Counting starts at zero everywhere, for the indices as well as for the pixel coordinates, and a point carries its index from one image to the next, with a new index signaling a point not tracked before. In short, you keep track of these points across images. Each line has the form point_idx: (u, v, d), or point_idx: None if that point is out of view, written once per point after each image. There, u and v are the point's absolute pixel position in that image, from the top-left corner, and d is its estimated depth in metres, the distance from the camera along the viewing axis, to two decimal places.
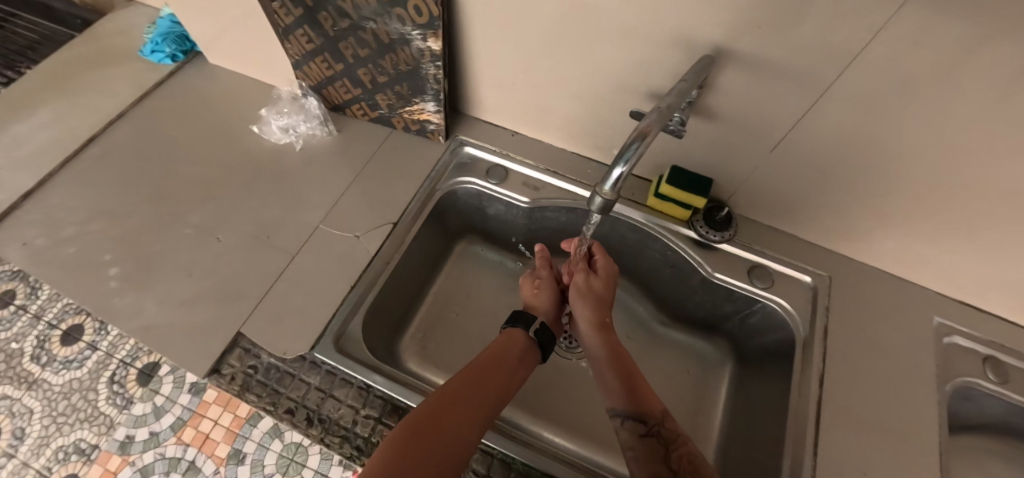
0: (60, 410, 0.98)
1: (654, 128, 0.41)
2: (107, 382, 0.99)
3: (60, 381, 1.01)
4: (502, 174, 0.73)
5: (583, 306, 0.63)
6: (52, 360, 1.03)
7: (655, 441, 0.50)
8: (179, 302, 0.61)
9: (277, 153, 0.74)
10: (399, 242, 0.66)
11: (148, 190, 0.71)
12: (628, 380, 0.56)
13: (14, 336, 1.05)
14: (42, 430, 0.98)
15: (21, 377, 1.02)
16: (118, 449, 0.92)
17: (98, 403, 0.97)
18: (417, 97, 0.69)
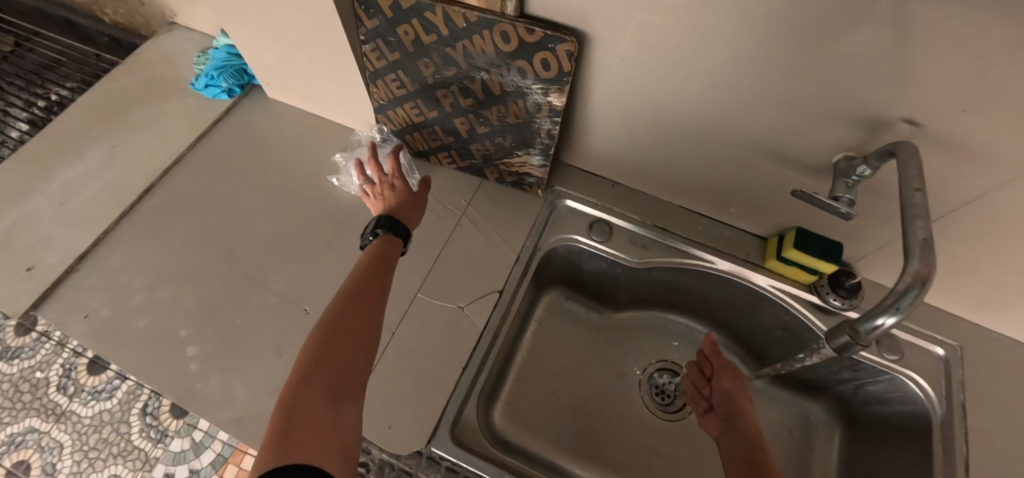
0: (91, 444, 0.87)
1: (921, 281, 0.37)
2: (140, 414, 0.93)
3: (91, 412, 0.89)
4: (606, 231, 0.67)
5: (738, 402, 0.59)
6: (78, 390, 0.93)
7: None
8: (272, 387, 0.55)
9: (359, 207, 0.68)
10: (506, 312, 0.61)
11: (221, 250, 0.64)
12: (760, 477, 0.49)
13: (37, 364, 0.95)
14: (71, 469, 0.86)
15: (48, 409, 0.91)
16: None
17: (131, 437, 0.87)
18: (520, 150, 0.62)
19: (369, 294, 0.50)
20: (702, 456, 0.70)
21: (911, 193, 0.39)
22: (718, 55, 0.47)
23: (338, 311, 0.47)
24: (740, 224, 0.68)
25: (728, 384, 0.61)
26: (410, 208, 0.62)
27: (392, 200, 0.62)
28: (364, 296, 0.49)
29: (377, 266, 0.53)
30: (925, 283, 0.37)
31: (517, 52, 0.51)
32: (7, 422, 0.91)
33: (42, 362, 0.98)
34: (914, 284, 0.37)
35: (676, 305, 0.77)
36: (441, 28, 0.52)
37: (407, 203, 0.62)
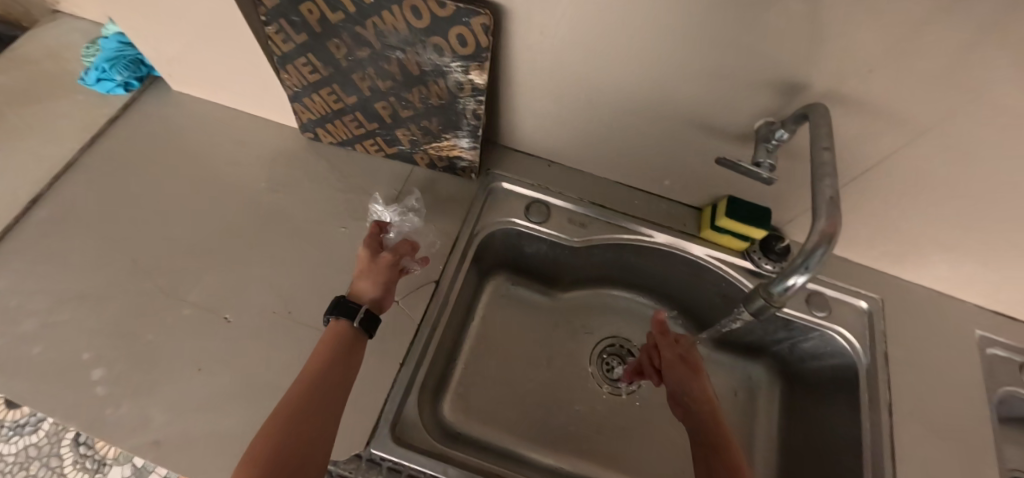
0: None
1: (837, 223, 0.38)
2: (71, 444, 0.90)
3: (14, 450, 0.88)
4: (544, 211, 0.66)
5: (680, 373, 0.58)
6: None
7: None
8: (194, 404, 0.51)
9: (281, 202, 0.63)
10: (444, 302, 0.59)
11: (126, 260, 0.59)
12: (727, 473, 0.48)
13: None
14: None
15: None
16: None
17: (62, 471, 0.88)
18: (448, 133, 0.60)
19: (327, 384, 0.45)
20: (652, 427, 0.72)
21: (817, 150, 0.40)
22: (636, 26, 0.46)
23: (295, 409, 0.42)
24: (676, 196, 0.68)
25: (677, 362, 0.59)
26: (370, 275, 0.53)
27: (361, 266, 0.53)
28: (326, 390, 0.44)
29: (339, 350, 0.48)
30: (830, 238, 0.37)
31: (431, 28, 0.48)
32: None
33: None
34: (823, 241, 0.37)
35: (620, 281, 0.78)
36: (347, 4, 0.48)
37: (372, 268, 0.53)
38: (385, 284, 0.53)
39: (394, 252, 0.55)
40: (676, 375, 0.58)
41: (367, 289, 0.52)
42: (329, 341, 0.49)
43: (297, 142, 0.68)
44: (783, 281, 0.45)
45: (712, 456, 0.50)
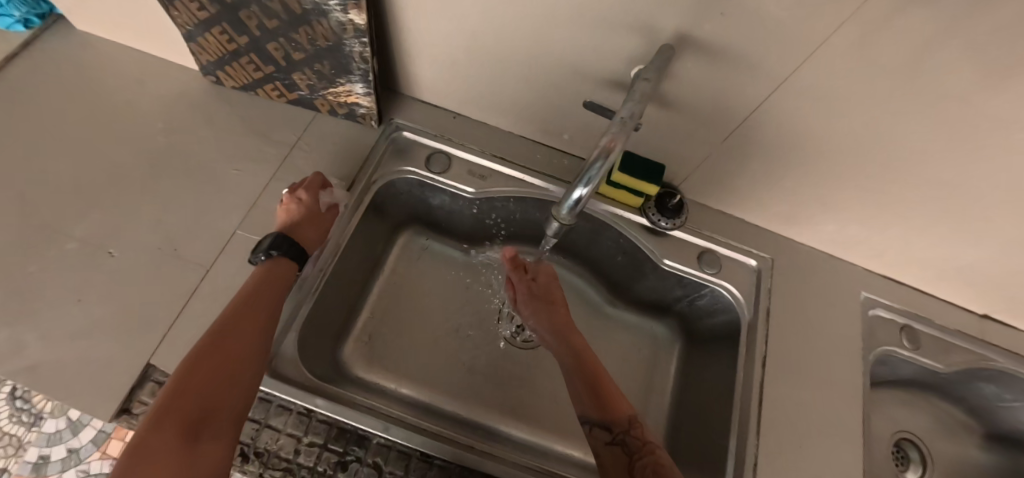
0: None
1: (617, 144, 0.43)
2: None
3: None
4: (445, 162, 0.67)
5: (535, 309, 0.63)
6: None
7: (624, 456, 0.47)
8: (69, 333, 0.51)
9: (178, 144, 0.63)
10: (334, 244, 0.60)
11: (11, 194, 0.58)
12: (598, 391, 0.52)
13: None
14: None
15: None
16: None
17: None
18: (341, 77, 0.60)
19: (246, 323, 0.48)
20: (552, 380, 0.73)
21: (638, 81, 0.44)
22: None
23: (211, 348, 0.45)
24: (578, 152, 0.69)
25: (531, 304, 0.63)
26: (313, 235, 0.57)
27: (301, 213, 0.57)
28: (246, 330, 0.47)
29: (261, 291, 0.51)
30: (609, 154, 0.43)
31: None
32: None
33: None
34: (603, 155, 0.44)
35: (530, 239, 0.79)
36: None
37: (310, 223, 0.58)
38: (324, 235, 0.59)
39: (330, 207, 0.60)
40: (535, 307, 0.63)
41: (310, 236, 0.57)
42: (257, 281, 0.51)
43: (199, 86, 0.68)
44: (569, 197, 0.50)
45: (579, 374, 0.54)
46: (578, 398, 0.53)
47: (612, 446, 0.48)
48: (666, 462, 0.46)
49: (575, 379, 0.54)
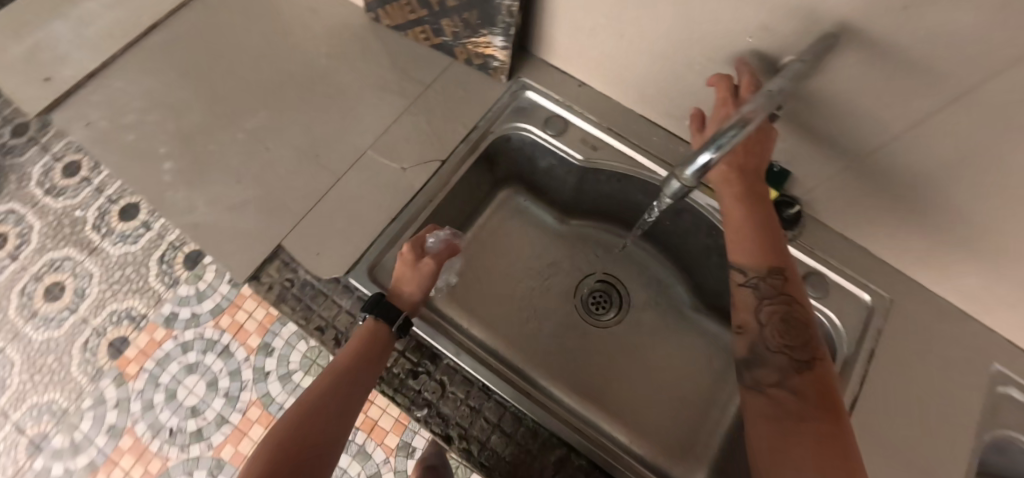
0: (157, 283, 1.45)
1: (758, 116, 0.40)
2: (187, 270, 1.46)
3: (156, 268, 1.47)
4: (561, 126, 0.69)
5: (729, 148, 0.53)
6: (166, 252, 1.49)
7: (755, 297, 0.50)
8: (228, 206, 0.62)
9: (334, 68, 0.72)
10: (446, 179, 0.65)
11: (205, 87, 0.71)
12: (756, 242, 0.51)
13: (152, 236, 1.52)
14: (148, 301, 1.43)
15: (141, 254, 1.50)
16: (188, 320, 1.37)
17: (177, 283, 1.44)
18: (485, 28, 0.64)
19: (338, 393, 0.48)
20: (613, 361, 0.73)
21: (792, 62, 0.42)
22: None
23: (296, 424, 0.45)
24: None
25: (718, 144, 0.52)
26: (427, 289, 0.56)
27: (409, 269, 0.56)
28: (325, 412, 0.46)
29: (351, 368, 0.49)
30: (748, 124, 0.40)
31: None
32: (125, 260, 1.50)
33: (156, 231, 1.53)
34: (739, 125, 0.41)
35: (625, 221, 0.79)
36: None
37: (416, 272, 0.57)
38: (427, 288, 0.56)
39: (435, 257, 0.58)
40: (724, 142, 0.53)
41: (411, 292, 0.56)
42: (348, 354, 0.50)
43: (360, 19, 0.75)
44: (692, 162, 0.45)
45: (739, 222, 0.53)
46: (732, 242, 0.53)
47: (746, 287, 0.51)
48: (802, 315, 0.48)
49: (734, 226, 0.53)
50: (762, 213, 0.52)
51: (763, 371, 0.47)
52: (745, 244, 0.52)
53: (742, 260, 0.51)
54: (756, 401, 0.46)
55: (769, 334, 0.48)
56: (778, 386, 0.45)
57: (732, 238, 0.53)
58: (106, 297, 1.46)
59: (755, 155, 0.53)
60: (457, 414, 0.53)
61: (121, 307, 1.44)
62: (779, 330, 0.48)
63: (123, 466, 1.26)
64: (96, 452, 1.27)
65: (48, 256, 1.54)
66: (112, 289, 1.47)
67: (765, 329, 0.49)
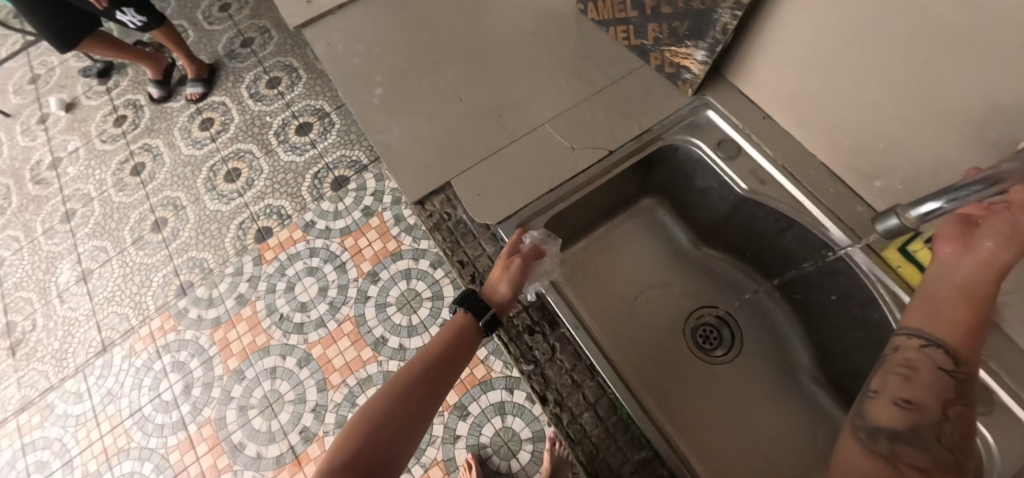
0: (308, 194, 1.68)
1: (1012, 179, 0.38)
2: (332, 190, 1.66)
3: (310, 181, 1.70)
4: (733, 152, 0.68)
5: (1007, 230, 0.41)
6: (321, 170, 1.72)
7: (948, 382, 0.42)
8: (415, 137, 0.71)
9: (535, 45, 0.78)
10: (607, 169, 0.68)
11: (423, 34, 0.81)
12: (965, 338, 0.43)
13: (315, 154, 1.76)
14: (296, 205, 1.67)
15: (303, 165, 1.75)
16: (321, 231, 1.57)
17: (322, 198, 1.66)
18: (690, 40, 0.65)
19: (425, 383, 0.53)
20: (709, 398, 0.71)
21: None
22: None
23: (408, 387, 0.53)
24: (880, 206, 0.62)
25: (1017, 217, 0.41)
26: (517, 288, 0.58)
27: (499, 267, 0.59)
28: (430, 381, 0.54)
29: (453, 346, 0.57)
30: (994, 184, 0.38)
31: None
32: (289, 167, 1.76)
33: (319, 151, 1.78)
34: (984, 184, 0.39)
35: (762, 266, 0.75)
36: None
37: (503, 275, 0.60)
38: (516, 285, 0.58)
39: (522, 255, 0.59)
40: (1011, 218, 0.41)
41: (500, 290, 0.58)
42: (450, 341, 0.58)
43: (568, 7, 0.81)
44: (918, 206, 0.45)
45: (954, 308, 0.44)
46: (939, 317, 0.44)
47: (944, 370, 0.43)
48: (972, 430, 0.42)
49: (947, 310, 0.44)
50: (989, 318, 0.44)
51: (914, 451, 0.39)
52: (961, 333, 0.43)
53: (950, 346, 0.43)
54: (883, 465, 0.39)
55: (945, 426, 0.41)
56: (923, 471, 0.39)
57: (947, 315, 0.44)
58: (267, 192, 1.73)
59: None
60: (559, 381, 0.55)
61: (275, 204, 1.69)
62: (960, 430, 0.41)
63: (238, 331, 1.48)
64: (224, 311, 1.51)
65: (237, 146, 1.86)
66: (273, 187, 1.73)
67: (946, 422, 0.41)
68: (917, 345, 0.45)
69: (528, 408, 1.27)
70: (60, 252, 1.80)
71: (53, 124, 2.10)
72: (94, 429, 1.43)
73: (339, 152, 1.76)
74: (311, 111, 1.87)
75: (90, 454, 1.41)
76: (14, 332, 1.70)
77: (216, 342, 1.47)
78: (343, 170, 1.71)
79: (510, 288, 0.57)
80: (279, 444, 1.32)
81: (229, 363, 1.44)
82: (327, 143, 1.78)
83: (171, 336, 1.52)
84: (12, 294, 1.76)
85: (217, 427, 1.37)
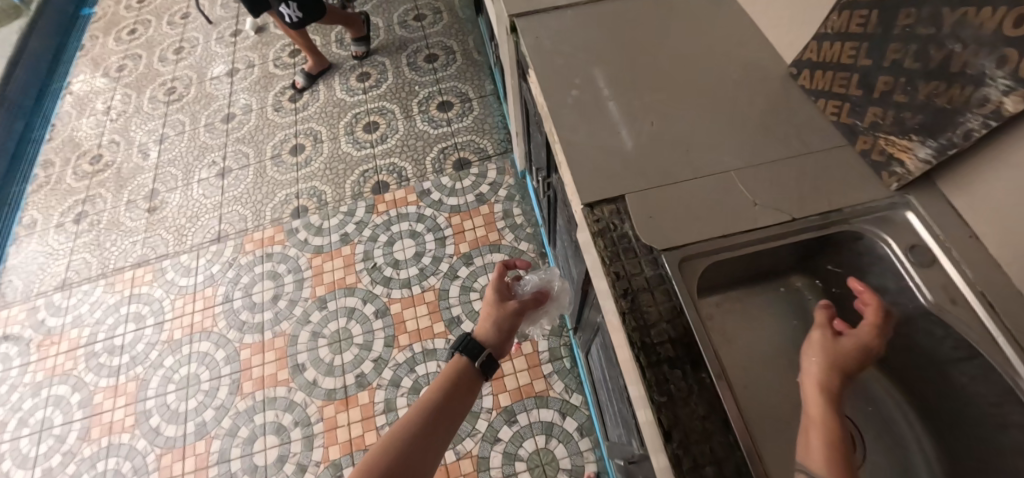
0: (432, 164, 1.78)
1: None
2: (454, 168, 1.75)
3: (438, 154, 1.80)
4: (927, 261, 0.64)
5: (815, 361, 0.55)
6: (451, 147, 1.82)
7: None
8: (600, 143, 0.73)
9: (737, 94, 0.78)
10: (784, 233, 0.66)
11: (629, 52, 0.83)
12: (839, 457, 0.46)
13: (449, 131, 1.87)
14: (419, 171, 1.77)
15: (435, 138, 1.86)
16: (434, 202, 1.65)
17: (443, 172, 1.74)
18: (916, 134, 0.63)
19: (439, 410, 0.70)
20: None
21: None
22: None
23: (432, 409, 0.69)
24: None
25: (822, 364, 0.55)
26: (501, 331, 0.83)
27: (490, 315, 0.86)
28: (447, 410, 0.70)
29: (453, 391, 0.73)
30: None
31: (1017, 39, 0.48)
32: (423, 136, 1.87)
33: (453, 130, 1.88)
34: None
35: (912, 390, 0.69)
36: None
37: (506, 320, 0.85)
38: (504, 329, 0.84)
39: (515, 307, 0.87)
40: (825, 338, 0.57)
41: (488, 334, 0.83)
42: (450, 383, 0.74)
43: (779, 69, 0.81)
44: None
45: (812, 434, 0.49)
46: (815, 451, 0.47)
47: None
48: None
49: (811, 437, 0.48)
50: (846, 445, 0.48)
51: None
52: (833, 462, 0.45)
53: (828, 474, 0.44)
54: None
55: None
56: None
57: (810, 441, 0.48)
58: (396, 151, 1.85)
59: (846, 376, 0.56)
60: (689, 424, 0.53)
61: (401, 164, 1.81)
62: None
63: (334, 264, 1.58)
64: (327, 243, 1.63)
65: (382, 103, 2.00)
66: (402, 148, 1.85)
67: None
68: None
69: (575, 439, 1.23)
70: (212, 146, 2.04)
71: (242, 39, 2.39)
72: (188, 304, 1.58)
73: (471, 136, 1.85)
74: (456, 93, 1.98)
75: (179, 324, 1.55)
76: (155, 199, 1.93)
77: (312, 267, 1.58)
78: (469, 153, 1.79)
79: (495, 338, 0.82)
80: (335, 379, 1.38)
81: (316, 289, 1.54)
82: (463, 125, 1.88)
83: (276, 248, 1.66)
84: (164, 167, 2.02)
85: (288, 342, 1.46)
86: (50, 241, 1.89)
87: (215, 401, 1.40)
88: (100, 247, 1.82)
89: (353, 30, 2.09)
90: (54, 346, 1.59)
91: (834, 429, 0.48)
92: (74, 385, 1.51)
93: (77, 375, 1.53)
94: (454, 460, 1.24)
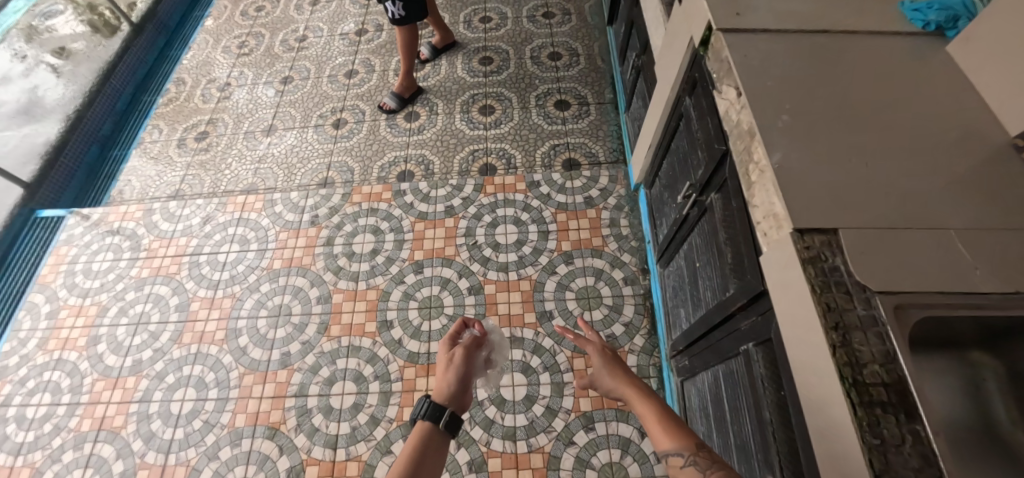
0: (544, 158, 1.79)
1: None
2: (565, 166, 1.75)
3: (551, 150, 1.82)
4: None
5: (610, 377, 0.92)
6: (565, 145, 1.83)
7: (698, 470, 0.65)
8: (811, 173, 0.72)
9: (956, 153, 0.75)
10: (1005, 304, 0.63)
11: (842, 89, 0.82)
12: (653, 429, 0.75)
13: (564, 130, 1.88)
14: (529, 162, 1.78)
15: (550, 134, 1.87)
16: (541, 195, 1.67)
17: (553, 168, 1.75)
18: None
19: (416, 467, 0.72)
20: None
21: None
22: None
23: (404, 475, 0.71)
24: None
25: (611, 374, 0.92)
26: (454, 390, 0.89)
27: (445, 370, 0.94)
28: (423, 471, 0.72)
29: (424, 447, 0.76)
30: None
31: None
32: (537, 129, 1.89)
33: (568, 129, 1.88)
34: None
35: None
36: None
37: (459, 368, 0.94)
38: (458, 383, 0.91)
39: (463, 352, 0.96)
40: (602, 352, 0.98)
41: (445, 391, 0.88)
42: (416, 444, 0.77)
43: (1003, 137, 0.77)
44: None
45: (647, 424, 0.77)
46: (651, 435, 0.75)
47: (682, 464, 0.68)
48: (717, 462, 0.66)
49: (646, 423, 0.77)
50: (666, 414, 0.77)
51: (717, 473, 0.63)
52: (668, 438, 0.72)
53: (673, 448, 0.70)
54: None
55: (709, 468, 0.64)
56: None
57: (659, 437, 0.73)
58: (509, 138, 1.87)
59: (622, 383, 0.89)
60: (901, 472, 0.52)
61: (512, 151, 1.83)
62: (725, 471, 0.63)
63: (435, 233, 1.61)
64: (431, 211, 1.66)
65: (501, 89, 2.04)
66: (515, 137, 1.87)
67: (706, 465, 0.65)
68: (673, 460, 0.69)
69: (650, 461, 1.21)
70: (332, 96, 2.12)
71: (375, 4, 2.48)
72: (292, 239, 1.65)
73: (585, 139, 1.85)
74: (575, 95, 2.00)
75: (280, 255, 1.62)
76: (273, 134, 2.02)
77: (414, 231, 1.62)
78: (581, 155, 1.79)
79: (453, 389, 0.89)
80: (420, 344, 1.41)
81: (415, 253, 1.57)
82: (579, 128, 1.89)
83: (381, 205, 1.70)
84: (285, 107, 2.11)
85: (380, 297, 1.50)
86: (172, 152, 2.01)
87: (303, 336, 1.45)
88: (216, 168, 1.93)
89: (402, 83, 1.98)
90: (163, 248, 1.69)
91: (648, 415, 0.77)
92: (175, 289, 1.59)
93: (179, 280, 1.61)
94: (526, 452, 1.24)
